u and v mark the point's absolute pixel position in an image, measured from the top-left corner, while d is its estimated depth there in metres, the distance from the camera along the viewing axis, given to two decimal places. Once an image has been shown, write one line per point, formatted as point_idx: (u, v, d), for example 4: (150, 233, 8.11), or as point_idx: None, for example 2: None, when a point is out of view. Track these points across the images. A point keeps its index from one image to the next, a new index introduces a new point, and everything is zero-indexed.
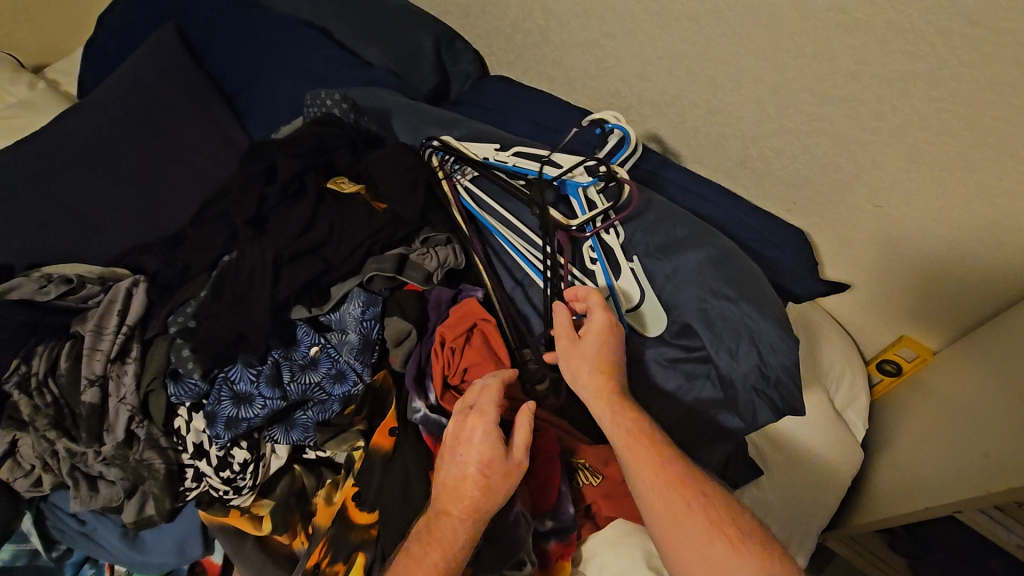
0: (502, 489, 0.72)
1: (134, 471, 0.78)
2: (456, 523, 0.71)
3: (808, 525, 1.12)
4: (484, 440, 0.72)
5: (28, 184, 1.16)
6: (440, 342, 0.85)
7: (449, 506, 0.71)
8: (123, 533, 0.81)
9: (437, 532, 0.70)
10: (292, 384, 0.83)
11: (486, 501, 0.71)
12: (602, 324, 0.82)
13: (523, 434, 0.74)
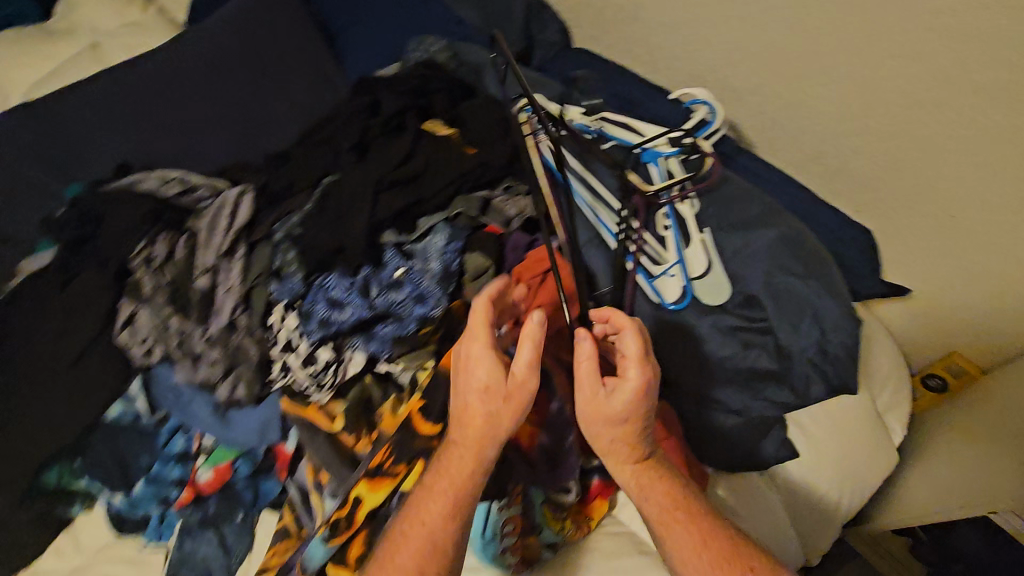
0: (507, 415, 0.75)
1: (234, 354, 0.88)
2: (463, 452, 0.76)
3: (830, 516, 1.15)
4: (480, 371, 0.75)
5: (134, 85, 1.23)
6: (515, 281, 0.93)
7: (456, 435, 0.77)
8: (215, 410, 0.90)
9: (449, 461, 0.77)
10: (379, 297, 0.90)
11: (489, 430, 0.75)
12: (638, 378, 0.77)
13: (527, 353, 0.74)
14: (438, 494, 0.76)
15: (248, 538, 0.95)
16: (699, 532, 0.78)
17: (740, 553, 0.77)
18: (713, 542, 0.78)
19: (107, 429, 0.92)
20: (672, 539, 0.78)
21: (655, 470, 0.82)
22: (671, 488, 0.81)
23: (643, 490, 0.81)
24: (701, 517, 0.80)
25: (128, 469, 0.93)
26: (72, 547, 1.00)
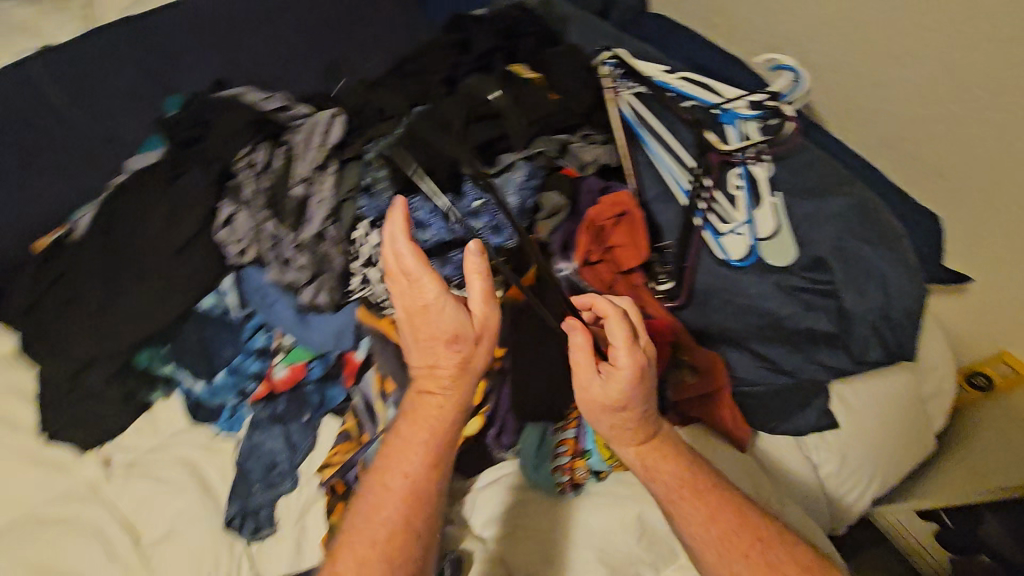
0: (479, 354, 0.75)
1: (320, 262, 0.94)
2: (434, 402, 0.75)
3: (864, 490, 1.15)
4: (445, 318, 0.72)
5: (234, 7, 1.29)
6: (591, 219, 0.94)
7: (428, 389, 0.75)
8: (298, 312, 0.96)
9: (422, 411, 0.75)
10: (459, 223, 0.94)
11: (462, 372, 0.75)
12: (627, 362, 0.79)
13: (480, 287, 0.75)
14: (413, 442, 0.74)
15: (312, 436, 1.04)
16: (707, 507, 0.79)
17: (751, 526, 0.77)
18: (722, 517, 0.78)
19: (196, 319, 0.99)
20: (681, 515, 0.80)
21: (662, 448, 0.83)
22: (676, 464, 0.82)
23: (651, 465, 0.83)
24: (710, 490, 0.80)
25: (211, 359, 1.01)
26: (151, 429, 1.11)
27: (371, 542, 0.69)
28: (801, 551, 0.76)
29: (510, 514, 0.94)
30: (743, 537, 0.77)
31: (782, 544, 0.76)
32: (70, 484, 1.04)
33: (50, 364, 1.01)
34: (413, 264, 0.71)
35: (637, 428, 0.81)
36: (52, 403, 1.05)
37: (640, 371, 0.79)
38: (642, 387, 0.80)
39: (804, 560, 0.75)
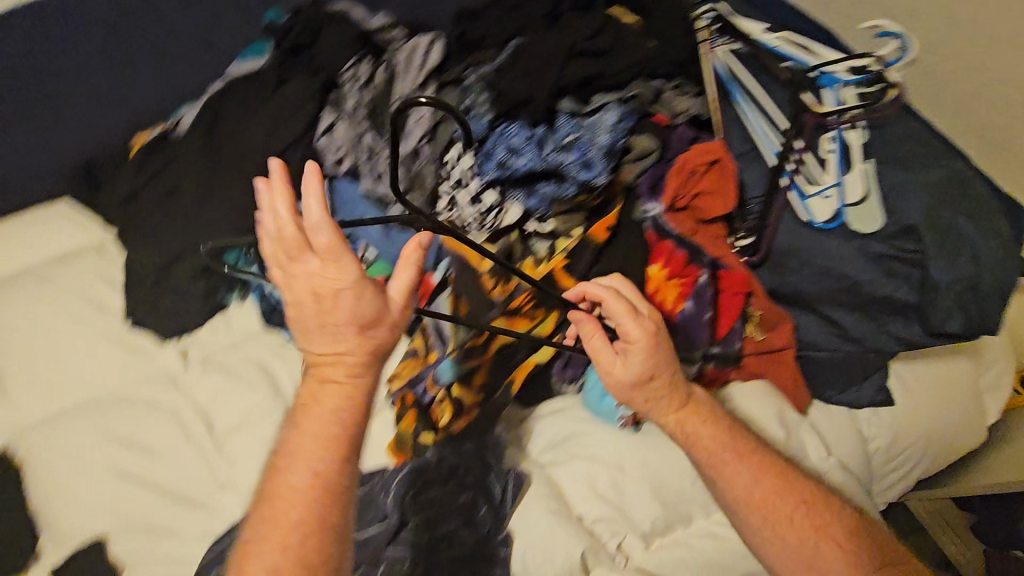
0: (390, 339, 0.71)
1: (412, 179, 0.97)
2: (342, 390, 0.70)
3: (912, 471, 1.15)
4: (355, 302, 0.66)
5: None
6: (681, 164, 0.95)
7: (335, 376, 0.69)
8: (384, 227, 1.00)
9: (324, 401, 0.70)
10: (551, 154, 0.96)
11: (370, 358, 0.70)
12: (642, 335, 0.83)
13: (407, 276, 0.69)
14: (316, 442, 0.69)
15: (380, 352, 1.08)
16: (754, 476, 0.83)
17: (796, 493, 0.84)
18: (769, 485, 0.83)
19: None
20: (728, 478, 0.83)
21: (707, 415, 0.88)
22: (723, 432, 0.87)
23: (703, 435, 0.86)
24: (757, 455, 0.86)
25: None
26: (225, 329, 1.15)
27: (283, 548, 0.64)
28: (843, 517, 0.83)
29: (568, 442, 0.99)
30: (789, 505, 0.83)
31: (826, 511, 0.83)
32: (149, 370, 1.10)
33: (139, 253, 1.06)
34: (330, 242, 0.63)
35: (671, 397, 0.86)
36: (138, 292, 1.10)
37: (657, 343, 0.84)
38: (661, 359, 0.84)
39: (845, 528, 0.82)
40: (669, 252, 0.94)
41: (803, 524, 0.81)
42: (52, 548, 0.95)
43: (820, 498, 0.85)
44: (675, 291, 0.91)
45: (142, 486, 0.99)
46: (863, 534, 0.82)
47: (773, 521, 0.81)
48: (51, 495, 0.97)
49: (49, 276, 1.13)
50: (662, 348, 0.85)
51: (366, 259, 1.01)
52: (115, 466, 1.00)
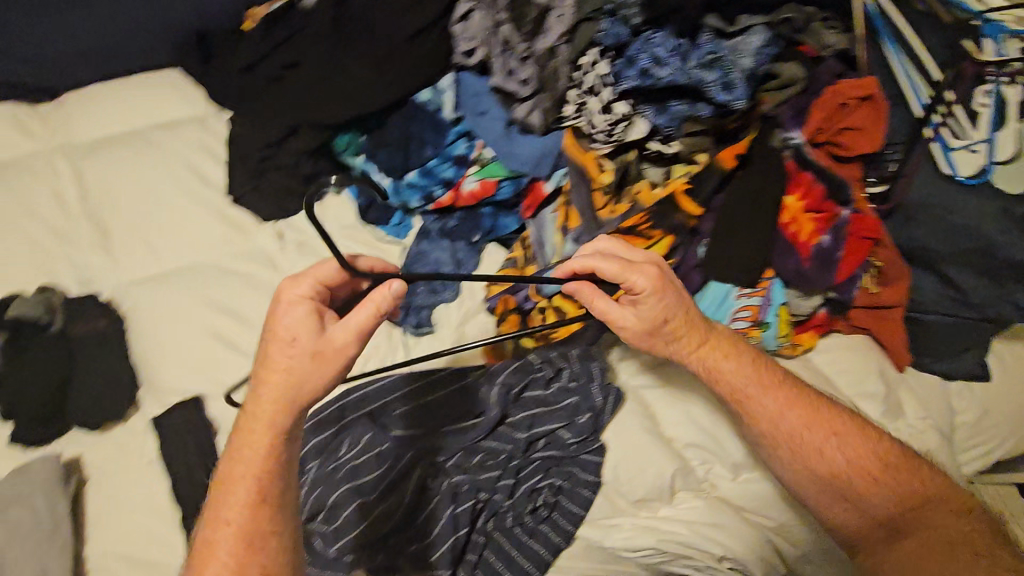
0: (318, 376, 0.71)
1: (545, 79, 0.93)
2: (262, 428, 0.72)
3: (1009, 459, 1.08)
4: (297, 331, 0.71)
5: None
6: (831, 95, 0.90)
7: (261, 411, 0.72)
8: (507, 125, 0.98)
9: (247, 443, 0.72)
10: (694, 70, 0.90)
11: (297, 392, 0.71)
12: (647, 283, 0.80)
13: (363, 318, 0.70)
14: (254, 446, 0.72)
15: (477, 258, 1.06)
16: (781, 411, 0.83)
17: (828, 424, 0.83)
18: (797, 416, 0.83)
19: (405, 112, 1.02)
20: (756, 410, 0.84)
21: (727, 346, 0.85)
22: (744, 362, 0.85)
23: (726, 372, 0.85)
24: (779, 383, 0.85)
25: (409, 156, 1.02)
26: (321, 217, 1.14)
27: (228, 531, 0.70)
28: (878, 445, 0.83)
29: (663, 369, 0.96)
30: (818, 436, 0.83)
31: (860, 440, 0.83)
32: (247, 245, 1.09)
33: (250, 125, 1.07)
34: (300, 295, 0.72)
35: (688, 339, 0.84)
36: (243, 167, 1.09)
37: (666, 291, 0.81)
38: (671, 304, 0.82)
39: (879, 455, 0.82)
40: (808, 183, 0.90)
41: (832, 455, 0.82)
42: (151, 400, 0.96)
43: (853, 424, 0.84)
44: (809, 224, 0.89)
45: (240, 354, 1.00)
46: (902, 460, 0.82)
47: (807, 453, 0.82)
48: (153, 350, 0.99)
49: (160, 143, 1.14)
50: (671, 295, 0.82)
51: (482, 159, 1.01)
52: (216, 332, 1.01)
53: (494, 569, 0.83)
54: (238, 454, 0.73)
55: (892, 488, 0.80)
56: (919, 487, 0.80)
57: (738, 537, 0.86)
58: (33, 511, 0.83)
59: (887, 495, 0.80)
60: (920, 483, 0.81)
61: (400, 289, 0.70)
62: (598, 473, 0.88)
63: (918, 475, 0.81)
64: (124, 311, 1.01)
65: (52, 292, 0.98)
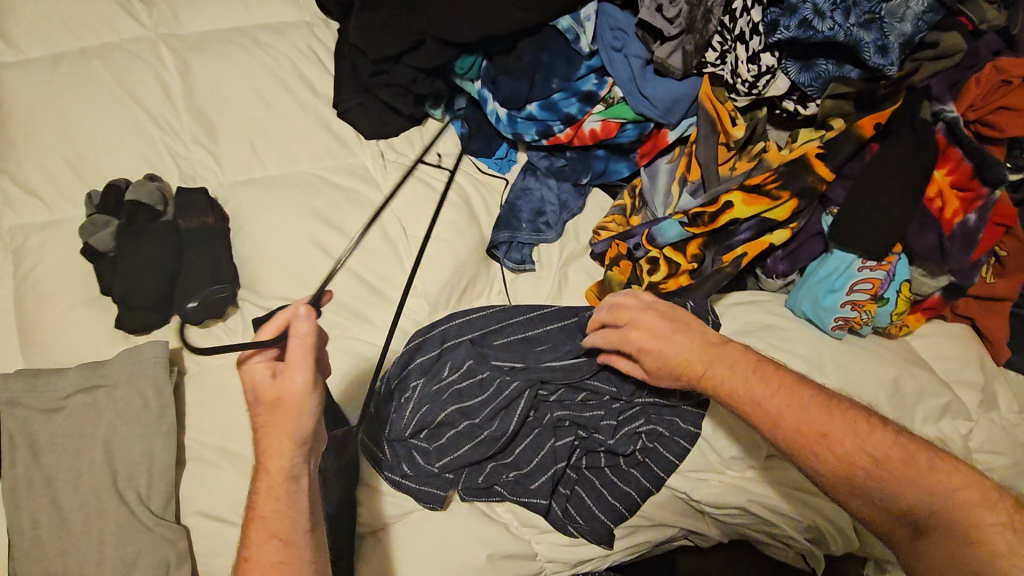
0: (289, 420, 0.66)
1: (694, 20, 0.91)
2: (268, 485, 0.65)
3: None
4: (260, 391, 0.67)
5: None
6: (994, 70, 0.87)
7: (264, 474, 0.66)
8: (644, 65, 0.97)
9: (260, 502, 0.65)
10: (853, 29, 0.84)
11: (282, 441, 0.66)
12: (641, 335, 0.82)
13: (299, 353, 0.67)
14: (276, 503, 0.64)
15: (583, 200, 1.07)
16: (768, 405, 0.74)
17: (819, 423, 0.71)
18: (790, 417, 0.72)
19: (534, 39, 0.99)
20: (748, 410, 0.75)
21: (727, 356, 0.78)
22: (740, 364, 0.77)
23: (716, 376, 0.77)
24: (772, 379, 0.75)
25: (532, 85, 1.00)
26: (421, 141, 1.12)
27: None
28: (873, 439, 0.70)
29: (767, 331, 0.94)
30: (808, 440, 0.71)
31: (851, 435, 0.70)
32: (349, 161, 1.08)
33: (364, 35, 1.03)
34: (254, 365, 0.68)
35: (695, 367, 0.79)
36: (355, 82, 1.10)
37: (658, 334, 0.81)
38: (668, 341, 0.80)
39: (875, 450, 0.69)
40: (957, 159, 0.87)
41: (824, 450, 0.70)
42: (250, 301, 0.95)
43: (853, 413, 0.72)
44: (951, 202, 0.88)
45: (339, 266, 0.98)
46: (902, 453, 0.68)
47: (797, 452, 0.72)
48: (253, 251, 0.97)
49: (269, 47, 1.12)
50: (660, 329, 0.82)
51: (609, 99, 1.00)
52: (315, 239, 0.99)
53: (587, 506, 0.84)
54: (252, 513, 0.64)
55: (893, 487, 0.67)
56: (927, 477, 0.66)
57: (823, 510, 0.85)
58: (142, 393, 0.84)
59: (887, 495, 0.67)
60: (934, 474, 0.66)
61: (312, 311, 0.68)
62: (698, 425, 0.87)
63: (919, 467, 0.67)
64: (228, 210, 1.00)
65: (161, 183, 0.97)
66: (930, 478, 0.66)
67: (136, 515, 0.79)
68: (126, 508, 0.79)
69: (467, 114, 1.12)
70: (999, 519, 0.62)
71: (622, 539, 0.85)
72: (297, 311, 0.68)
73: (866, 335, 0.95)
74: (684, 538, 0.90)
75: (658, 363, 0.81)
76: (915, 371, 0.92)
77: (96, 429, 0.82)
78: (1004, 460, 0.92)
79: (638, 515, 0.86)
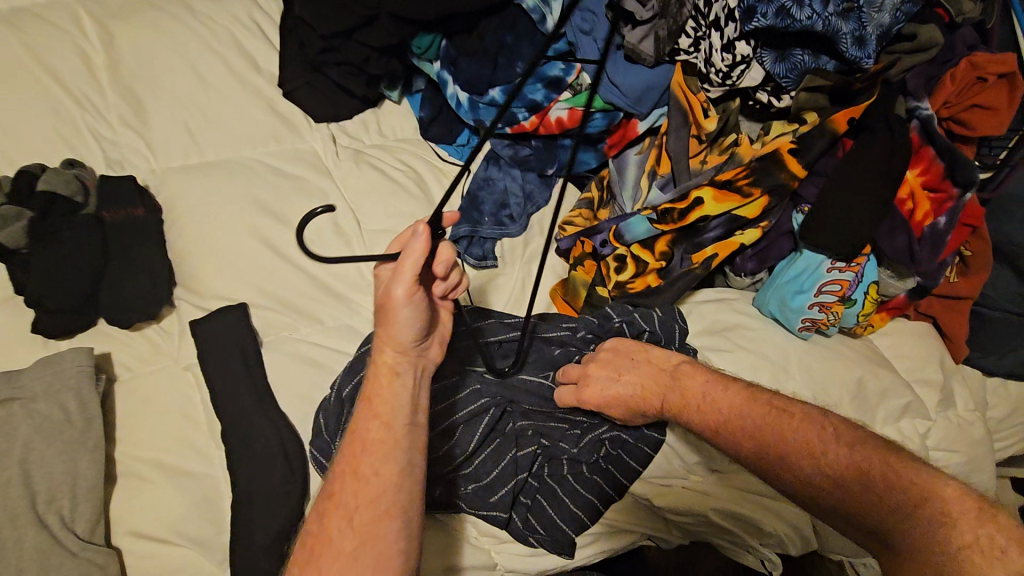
0: (399, 325, 0.68)
1: (668, 3, 0.86)
2: (377, 379, 0.69)
3: None
4: (380, 290, 0.70)
5: None
6: (966, 68, 0.85)
7: (376, 368, 0.70)
8: (614, 50, 0.91)
9: (370, 397, 0.68)
10: (834, 16, 0.80)
11: (394, 340, 0.69)
12: (598, 373, 0.83)
13: (410, 268, 0.66)
14: (379, 390, 0.68)
15: (548, 191, 1.02)
16: (725, 431, 0.74)
17: (774, 444, 0.69)
18: (747, 439, 0.72)
19: (496, 20, 0.93)
20: (705, 435, 0.76)
21: (680, 383, 0.80)
22: (690, 388, 0.79)
23: (671, 408, 0.79)
24: (725, 401, 0.75)
25: (495, 68, 0.94)
26: (376, 125, 1.05)
27: (372, 457, 0.64)
28: (829, 455, 0.65)
29: (731, 331, 0.92)
30: (769, 462, 0.69)
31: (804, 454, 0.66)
32: (296, 145, 0.99)
33: (309, 9, 0.94)
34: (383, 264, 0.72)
35: (652, 399, 0.81)
36: (302, 59, 1.01)
37: (611, 367, 0.83)
38: (619, 385, 0.82)
39: (831, 468, 0.64)
40: (928, 159, 0.85)
41: (783, 471, 0.68)
42: (188, 302, 0.88)
43: (813, 427, 0.68)
44: (922, 204, 0.86)
45: (291, 266, 0.91)
46: (860, 470, 0.63)
47: (764, 474, 0.70)
48: (190, 247, 0.89)
49: (204, 17, 1.01)
50: (607, 375, 0.82)
51: (576, 86, 0.95)
52: (258, 233, 0.91)
53: (548, 515, 0.81)
54: (365, 397, 0.68)
55: (859, 506, 0.61)
56: (886, 492, 0.60)
57: (782, 515, 0.85)
58: (64, 406, 0.77)
59: (856, 511, 0.62)
60: (898, 486, 0.59)
61: (428, 230, 0.66)
62: (663, 433, 0.85)
63: (878, 487, 0.60)
64: (161, 201, 0.91)
65: (81, 170, 0.88)
66: (890, 496, 0.59)
67: (59, 540, 0.72)
68: (47, 533, 0.71)
69: (426, 96, 1.05)
70: (966, 538, 0.52)
71: (584, 548, 0.83)
72: (414, 229, 0.66)
73: (831, 335, 0.93)
74: (644, 540, 0.88)
75: (623, 405, 0.82)
76: (878, 371, 0.91)
77: (11, 446, 0.74)
78: (958, 455, 0.93)
79: (600, 523, 0.84)
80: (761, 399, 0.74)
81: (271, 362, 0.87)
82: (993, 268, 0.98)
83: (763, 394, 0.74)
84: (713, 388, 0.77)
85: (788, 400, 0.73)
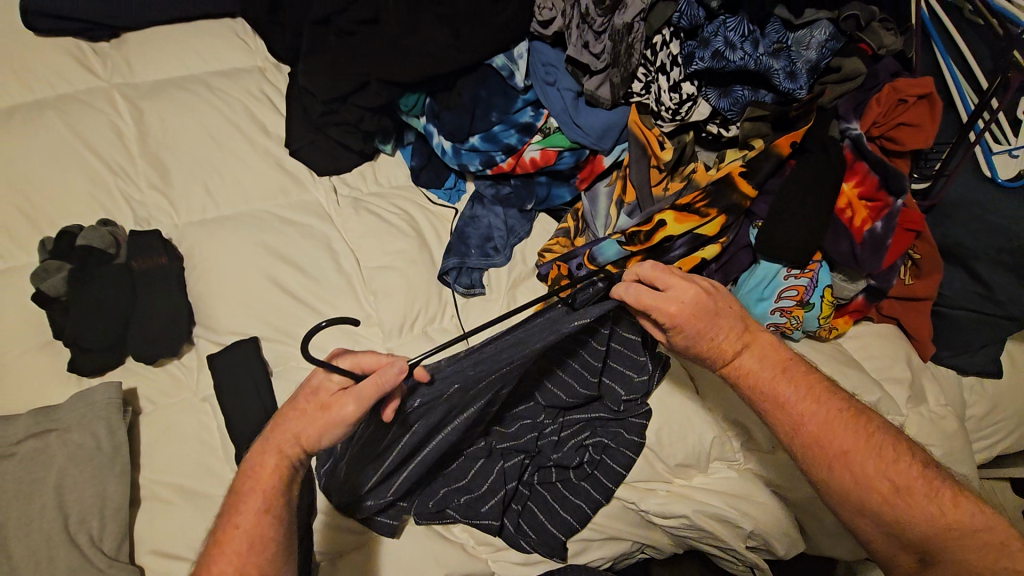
0: (316, 434, 0.70)
1: (618, 54, 0.99)
2: (270, 463, 0.71)
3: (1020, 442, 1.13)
4: (326, 392, 0.71)
5: None
6: (890, 91, 0.95)
7: (269, 455, 0.71)
8: (575, 97, 1.06)
9: (259, 480, 0.71)
10: (764, 56, 0.91)
11: (306, 440, 0.71)
12: (690, 296, 0.75)
13: (368, 395, 0.69)
14: (264, 478, 0.71)
15: (529, 225, 1.13)
16: (792, 406, 0.74)
17: (838, 438, 0.71)
18: (812, 426, 0.72)
19: (472, 78, 1.07)
20: (763, 411, 0.76)
21: (756, 349, 0.78)
22: (769, 358, 0.77)
23: (738, 367, 0.77)
24: (803, 383, 0.75)
25: (473, 119, 1.07)
26: (373, 175, 1.18)
27: (260, 554, 0.67)
28: (898, 464, 0.68)
29: None
30: (827, 456, 0.71)
31: (874, 454, 0.69)
32: (302, 198, 1.11)
33: (309, 79, 1.08)
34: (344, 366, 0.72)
35: (725, 350, 0.77)
36: (305, 121, 1.14)
37: (706, 306, 0.75)
38: (711, 322, 0.76)
39: (899, 475, 0.67)
40: (861, 171, 0.94)
41: (840, 468, 0.70)
42: (206, 339, 0.98)
43: (886, 436, 0.71)
44: (860, 210, 0.95)
45: (296, 302, 1.01)
46: (926, 487, 0.66)
47: (812, 467, 0.72)
48: (204, 288, 1.00)
49: (220, 91, 1.16)
50: (709, 306, 0.76)
51: (545, 129, 1.08)
52: (269, 274, 1.01)
53: (538, 520, 0.87)
54: (250, 481, 0.71)
55: (922, 513, 0.65)
56: (939, 511, 0.65)
57: (765, 511, 0.89)
58: (95, 434, 0.85)
59: (906, 520, 0.66)
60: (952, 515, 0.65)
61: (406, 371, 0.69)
62: (643, 436, 0.91)
63: (944, 501, 0.65)
64: (182, 250, 1.03)
65: (115, 227, 1.00)
66: (951, 515, 0.65)
67: (89, 558, 0.78)
68: (77, 551, 0.78)
69: (416, 147, 1.18)
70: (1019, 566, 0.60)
71: (576, 556, 0.88)
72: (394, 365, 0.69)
73: (798, 340, 1.00)
74: (640, 551, 0.93)
75: (699, 324, 0.75)
76: (846, 369, 0.97)
77: (46, 473, 0.83)
78: (935, 448, 0.97)
79: (589, 529, 0.88)
80: (830, 396, 0.74)
81: (281, 388, 0.95)
82: (948, 270, 1.05)
83: (838, 392, 0.75)
84: (795, 364, 0.78)
85: (863, 407, 0.74)
